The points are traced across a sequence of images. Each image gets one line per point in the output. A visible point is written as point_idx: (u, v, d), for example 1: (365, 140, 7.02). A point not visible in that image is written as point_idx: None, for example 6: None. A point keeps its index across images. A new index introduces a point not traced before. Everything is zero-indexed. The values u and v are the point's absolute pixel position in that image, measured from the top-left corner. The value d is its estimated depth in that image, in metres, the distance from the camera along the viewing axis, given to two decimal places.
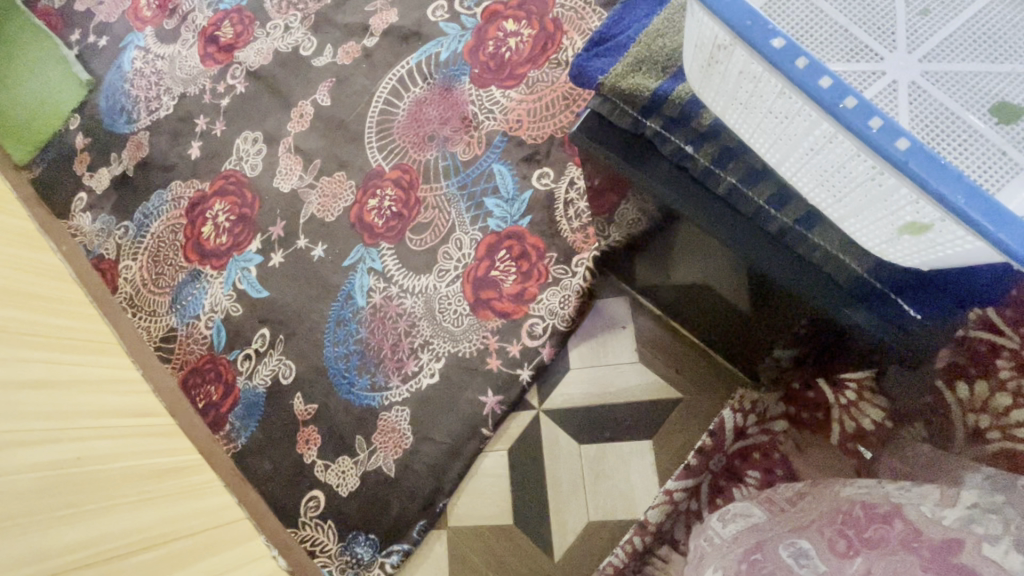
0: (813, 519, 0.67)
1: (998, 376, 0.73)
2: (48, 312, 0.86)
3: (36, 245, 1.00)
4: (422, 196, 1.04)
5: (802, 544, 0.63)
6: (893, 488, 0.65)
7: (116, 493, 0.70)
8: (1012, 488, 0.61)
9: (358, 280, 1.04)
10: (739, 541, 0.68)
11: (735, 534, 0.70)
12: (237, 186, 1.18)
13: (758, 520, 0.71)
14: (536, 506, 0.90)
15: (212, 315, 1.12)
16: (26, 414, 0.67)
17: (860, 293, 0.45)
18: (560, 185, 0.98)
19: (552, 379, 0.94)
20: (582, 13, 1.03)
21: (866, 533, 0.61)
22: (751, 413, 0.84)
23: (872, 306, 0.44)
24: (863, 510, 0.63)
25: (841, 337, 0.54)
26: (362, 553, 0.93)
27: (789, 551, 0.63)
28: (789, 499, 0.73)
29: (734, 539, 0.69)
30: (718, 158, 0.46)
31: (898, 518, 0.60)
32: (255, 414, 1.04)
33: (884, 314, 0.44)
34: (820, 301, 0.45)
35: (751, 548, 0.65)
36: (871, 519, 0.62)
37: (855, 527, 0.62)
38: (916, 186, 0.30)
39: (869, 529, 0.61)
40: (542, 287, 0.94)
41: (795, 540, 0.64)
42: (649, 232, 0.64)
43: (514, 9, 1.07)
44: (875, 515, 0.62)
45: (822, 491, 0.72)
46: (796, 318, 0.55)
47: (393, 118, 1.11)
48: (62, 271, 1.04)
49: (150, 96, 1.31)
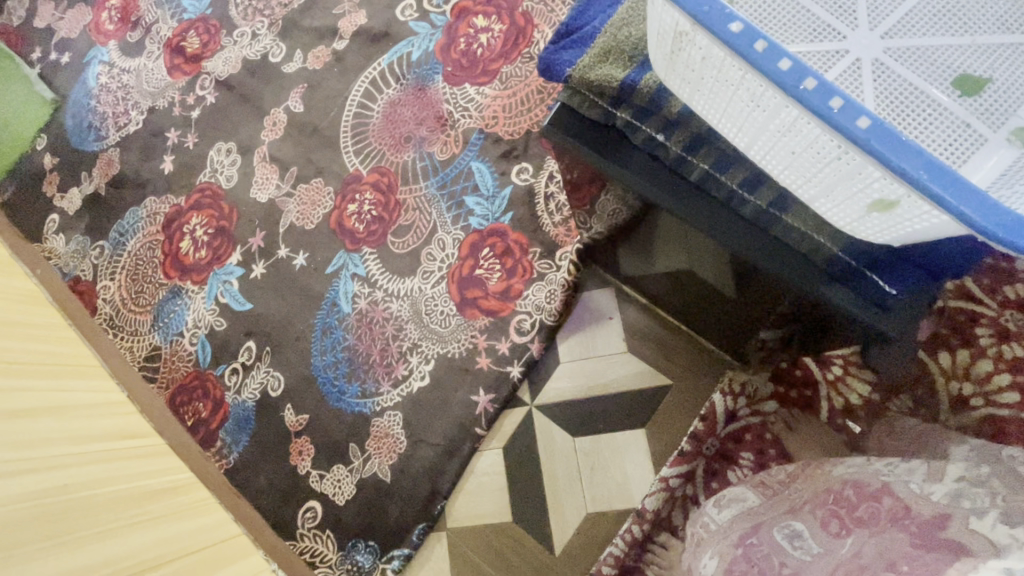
0: (805, 500, 0.68)
1: (978, 344, 0.78)
2: (29, 339, 0.84)
3: (10, 271, 0.98)
4: (401, 198, 1.03)
5: (795, 526, 0.64)
6: (882, 462, 0.67)
7: (107, 518, 0.70)
8: (998, 461, 0.62)
9: (343, 286, 1.03)
10: (735, 524, 0.69)
11: (730, 519, 0.71)
12: (213, 199, 1.16)
13: (753, 504, 0.72)
14: (534, 503, 0.89)
15: (196, 331, 1.10)
16: (7, 446, 0.65)
17: (834, 272, 0.45)
18: (540, 179, 0.98)
19: (544, 373, 0.93)
20: (552, 5, 1.03)
21: (857, 512, 0.62)
22: (740, 396, 0.84)
23: (850, 284, 0.44)
24: (853, 490, 0.64)
25: (828, 319, 0.54)
26: (362, 561, 0.92)
27: (784, 533, 0.64)
28: (782, 481, 0.74)
29: (730, 523, 0.70)
30: (690, 145, 0.45)
31: (887, 496, 0.60)
32: (246, 428, 1.02)
33: (862, 292, 0.44)
34: (797, 279, 0.45)
35: (749, 527, 0.67)
36: (862, 498, 0.63)
37: (847, 507, 0.63)
38: (878, 163, 0.30)
39: (860, 508, 0.62)
40: (527, 283, 0.94)
41: (788, 521, 0.65)
42: (630, 221, 0.64)
43: (484, 5, 1.06)
44: (865, 494, 0.63)
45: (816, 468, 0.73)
46: (772, 292, 0.55)
47: (368, 121, 1.10)
48: (38, 296, 1.01)
49: (118, 111, 1.29)
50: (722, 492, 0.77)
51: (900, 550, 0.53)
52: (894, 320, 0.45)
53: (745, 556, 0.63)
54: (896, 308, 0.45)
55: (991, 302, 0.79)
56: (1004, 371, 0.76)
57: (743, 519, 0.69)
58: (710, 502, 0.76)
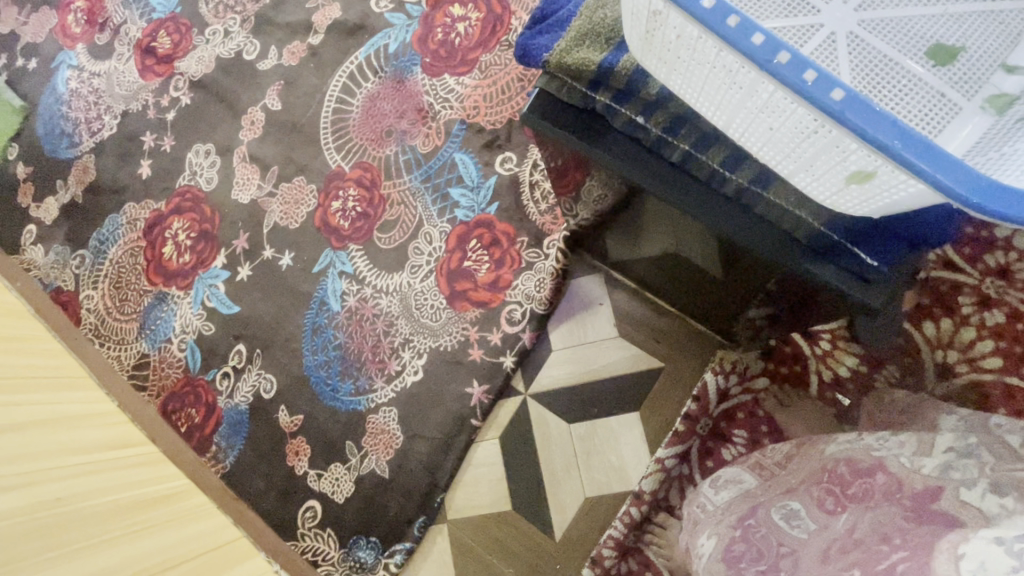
0: (800, 479, 0.68)
1: (960, 313, 0.80)
2: (14, 353, 0.83)
3: None
4: (386, 193, 1.03)
5: (792, 505, 0.64)
6: (876, 435, 0.68)
7: (103, 529, 0.69)
8: (988, 431, 0.64)
9: (331, 285, 1.02)
10: (731, 507, 0.70)
11: (727, 501, 0.72)
12: (194, 202, 1.15)
13: (750, 486, 0.73)
14: (533, 490, 0.88)
15: (184, 337, 1.09)
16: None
17: (817, 247, 0.45)
18: (524, 168, 0.97)
19: (537, 362, 0.92)
20: None
21: (851, 489, 0.63)
22: (732, 374, 0.84)
23: (833, 259, 0.44)
24: (846, 467, 0.65)
25: (814, 294, 0.54)
26: (364, 557, 0.91)
27: (781, 513, 0.64)
28: (778, 463, 0.74)
29: (727, 505, 0.71)
30: (670, 126, 0.45)
31: (880, 471, 0.62)
32: (240, 432, 1.02)
33: (844, 267, 0.44)
34: (781, 255, 0.45)
35: (746, 505, 0.69)
36: (856, 475, 0.64)
37: (842, 484, 0.63)
38: (855, 134, 0.30)
39: (853, 485, 0.63)
40: (516, 273, 0.94)
41: (785, 501, 0.65)
42: (615, 206, 0.65)
43: None
44: (858, 470, 0.64)
45: (813, 445, 0.73)
46: (755, 269, 0.55)
47: (348, 117, 1.09)
48: (20, 308, 1.00)
49: (91, 116, 1.26)
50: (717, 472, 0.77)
51: (893, 524, 0.56)
52: (878, 294, 0.45)
53: (743, 538, 0.64)
54: (878, 280, 0.44)
55: (973, 271, 0.80)
56: (987, 339, 0.78)
57: (739, 501, 0.71)
58: (706, 482, 0.77)
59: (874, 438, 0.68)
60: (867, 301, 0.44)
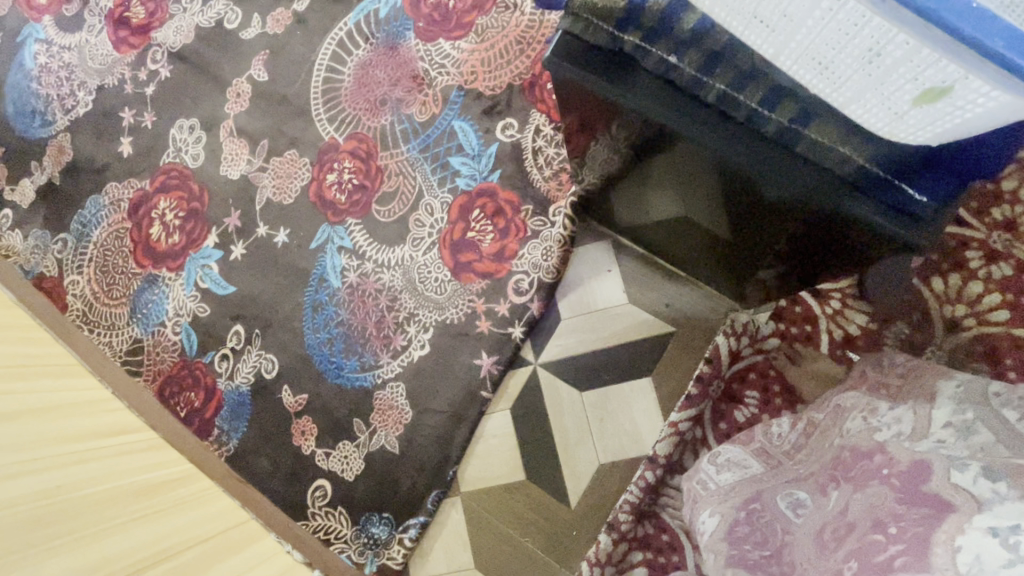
0: (811, 469, 0.66)
1: (968, 268, 0.80)
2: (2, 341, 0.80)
3: None
4: (383, 164, 1.00)
5: (799, 494, 0.64)
6: (876, 412, 0.65)
7: (108, 515, 0.67)
8: (984, 400, 0.59)
9: (329, 261, 0.99)
10: (736, 489, 0.70)
11: (730, 483, 0.71)
12: (180, 179, 1.10)
13: (755, 471, 0.72)
14: (546, 460, 0.88)
15: (177, 320, 1.05)
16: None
17: (861, 182, 0.39)
18: (526, 134, 0.95)
19: (546, 332, 0.91)
20: None
21: (851, 472, 0.59)
22: (744, 336, 0.84)
23: (879, 196, 0.39)
24: (850, 452, 0.61)
25: (845, 244, 0.50)
26: (378, 533, 0.90)
27: (787, 502, 0.64)
28: (787, 452, 0.73)
29: (730, 487, 0.71)
30: (705, 64, 0.40)
31: (879, 453, 0.58)
32: (243, 414, 0.98)
33: (889, 203, 0.39)
34: (822, 195, 0.40)
35: (754, 486, 0.69)
36: (857, 459, 0.60)
37: (844, 469, 0.60)
38: (945, 35, 0.27)
39: (854, 468, 0.59)
40: (522, 242, 0.92)
41: (793, 490, 0.65)
42: (622, 169, 0.67)
43: None
44: (860, 454, 0.60)
45: (823, 433, 0.70)
46: (778, 221, 0.51)
47: (339, 86, 1.05)
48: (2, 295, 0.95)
49: (63, 93, 1.21)
50: (719, 450, 0.76)
51: (885, 506, 0.52)
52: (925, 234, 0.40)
53: (746, 521, 0.65)
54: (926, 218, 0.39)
55: (980, 225, 0.80)
56: (994, 292, 0.79)
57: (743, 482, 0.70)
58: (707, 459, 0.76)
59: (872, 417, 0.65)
60: (913, 241, 0.39)
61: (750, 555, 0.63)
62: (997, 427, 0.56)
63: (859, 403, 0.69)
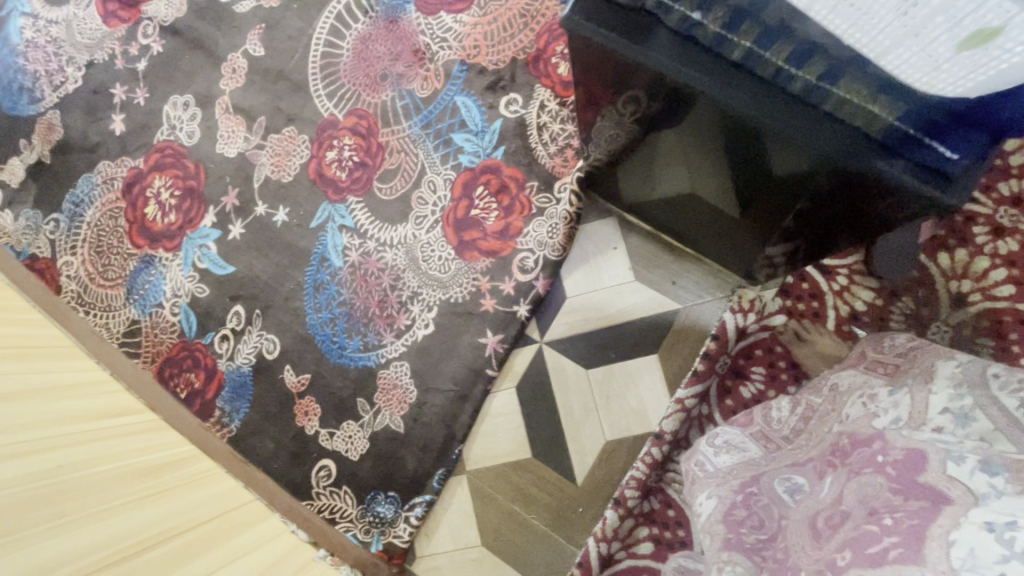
0: (811, 454, 0.63)
1: (974, 243, 0.80)
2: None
3: None
4: (384, 141, 0.98)
5: (796, 480, 0.61)
6: (873, 398, 0.62)
7: (111, 495, 0.67)
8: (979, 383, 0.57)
9: (331, 240, 0.98)
10: (733, 472, 0.67)
11: (728, 465, 0.68)
12: (175, 158, 1.08)
13: (753, 455, 0.69)
14: (553, 438, 0.87)
15: (176, 300, 1.03)
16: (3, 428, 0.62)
17: (881, 138, 0.38)
18: (530, 110, 0.93)
19: (551, 310, 0.90)
20: None
21: (850, 458, 0.56)
22: (750, 313, 0.83)
23: (906, 152, 0.37)
24: (848, 438, 0.58)
25: (865, 206, 0.48)
26: (383, 511, 0.89)
27: (784, 487, 0.61)
28: (786, 437, 0.70)
29: (729, 469, 0.68)
30: (729, 22, 0.39)
31: (877, 439, 0.55)
32: (244, 394, 0.97)
33: (916, 160, 0.37)
34: (847, 153, 0.38)
35: (746, 475, 0.65)
36: (856, 444, 0.57)
37: (842, 455, 0.58)
38: None
39: (853, 454, 0.56)
40: (527, 219, 0.91)
41: (790, 475, 0.62)
42: (627, 145, 0.68)
43: None
44: (858, 440, 0.57)
45: (822, 418, 0.68)
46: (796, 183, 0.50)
47: (338, 61, 1.03)
48: None
49: (52, 69, 1.17)
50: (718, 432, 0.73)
51: (881, 497, 0.49)
52: (957, 195, 0.37)
53: (744, 504, 0.62)
54: (959, 177, 0.37)
55: (987, 201, 0.80)
56: (1000, 267, 0.79)
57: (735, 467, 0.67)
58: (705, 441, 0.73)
59: (867, 403, 0.62)
60: (945, 202, 0.37)
61: (747, 539, 0.60)
62: (996, 415, 0.54)
63: (865, 388, 0.65)
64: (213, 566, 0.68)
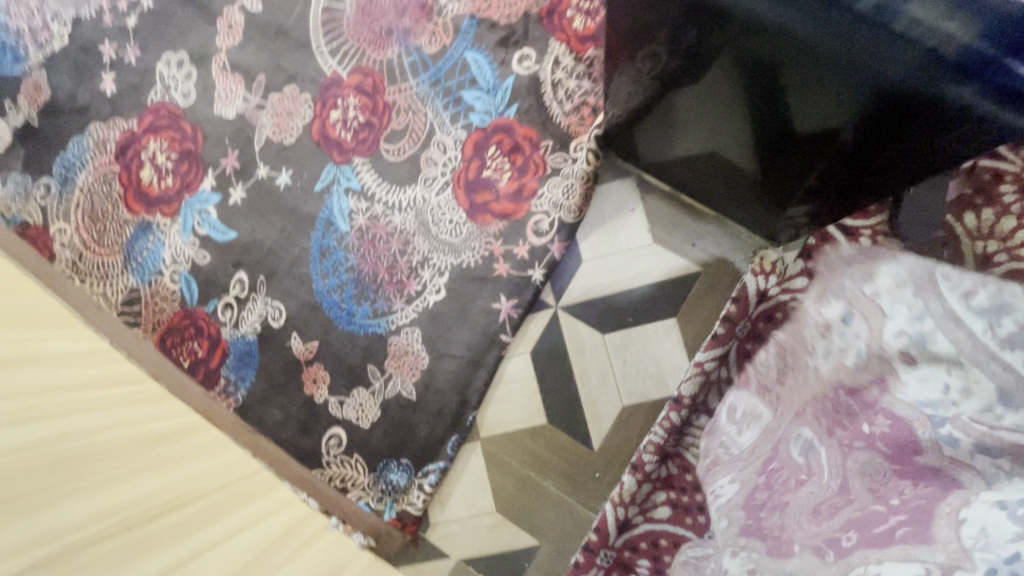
0: (802, 402, 0.75)
1: None
2: None
3: None
4: (391, 100, 0.94)
5: (806, 436, 0.72)
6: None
7: (118, 463, 0.65)
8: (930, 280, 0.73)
9: (337, 203, 0.95)
10: (755, 454, 0.75)
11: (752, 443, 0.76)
12: (171, 119, 1.03)
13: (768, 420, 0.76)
14: (568, 404, 0.86)
15: (176, 268, 0.99)
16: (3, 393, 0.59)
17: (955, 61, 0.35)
18: (544, 66, 0.89)
19: (566, 273, 0.88)
20: None
21: (846, 428, 0.71)
22: (772, 275, 0.82)
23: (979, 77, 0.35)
24: (852, 399, 0.72)
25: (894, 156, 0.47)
26: (396, 479, 0.88)
27: (801, 450, 0.72)
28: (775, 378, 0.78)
29: (752, 447, 0.76)
30: None
31: (880, 412, 0.71)
32: (250, 363, 0.95)
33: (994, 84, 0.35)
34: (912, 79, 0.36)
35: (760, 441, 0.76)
36: (862, 407, 0.72)
37: (847, 415, 0.72)
38: None
39: (860, 416, 0.71)
40: (541, 180, 0.88)
41: (800, 432, 0.73)
42: (647, 102, 0.67)
43: None
44: (864, 403, 0.72)
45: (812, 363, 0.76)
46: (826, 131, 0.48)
47: (340, 15, 0.98)
48: None
49: (35, 25, 1.11)
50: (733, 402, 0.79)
51: (880, 473, 0.68)
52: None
53: (767, 484, 0.72)
54: None
55: None
56: None
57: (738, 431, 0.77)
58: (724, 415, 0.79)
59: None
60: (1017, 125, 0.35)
61: (764, 523, 0.70)
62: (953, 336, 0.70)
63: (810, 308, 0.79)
64: (216, 540, 0.66)
